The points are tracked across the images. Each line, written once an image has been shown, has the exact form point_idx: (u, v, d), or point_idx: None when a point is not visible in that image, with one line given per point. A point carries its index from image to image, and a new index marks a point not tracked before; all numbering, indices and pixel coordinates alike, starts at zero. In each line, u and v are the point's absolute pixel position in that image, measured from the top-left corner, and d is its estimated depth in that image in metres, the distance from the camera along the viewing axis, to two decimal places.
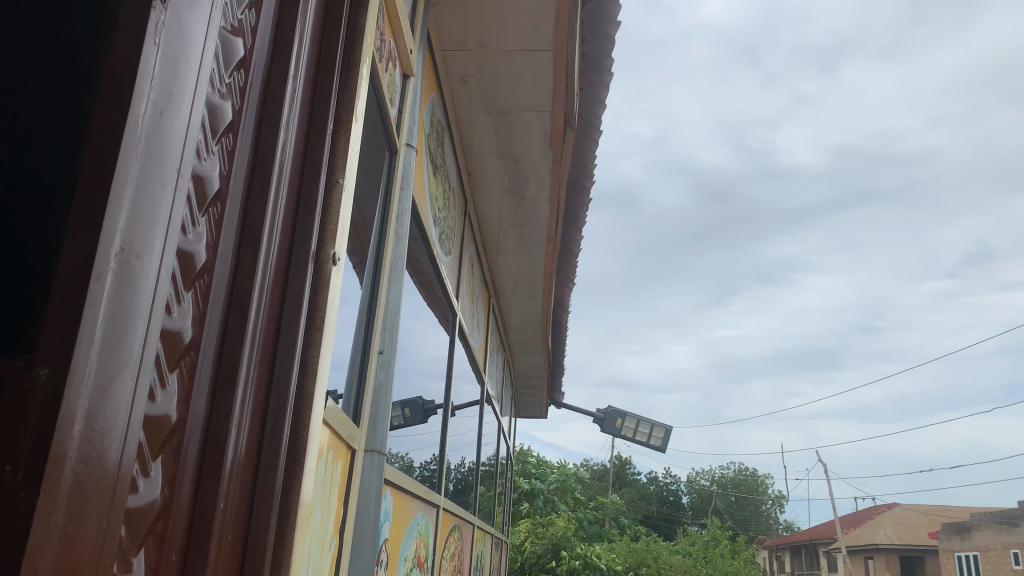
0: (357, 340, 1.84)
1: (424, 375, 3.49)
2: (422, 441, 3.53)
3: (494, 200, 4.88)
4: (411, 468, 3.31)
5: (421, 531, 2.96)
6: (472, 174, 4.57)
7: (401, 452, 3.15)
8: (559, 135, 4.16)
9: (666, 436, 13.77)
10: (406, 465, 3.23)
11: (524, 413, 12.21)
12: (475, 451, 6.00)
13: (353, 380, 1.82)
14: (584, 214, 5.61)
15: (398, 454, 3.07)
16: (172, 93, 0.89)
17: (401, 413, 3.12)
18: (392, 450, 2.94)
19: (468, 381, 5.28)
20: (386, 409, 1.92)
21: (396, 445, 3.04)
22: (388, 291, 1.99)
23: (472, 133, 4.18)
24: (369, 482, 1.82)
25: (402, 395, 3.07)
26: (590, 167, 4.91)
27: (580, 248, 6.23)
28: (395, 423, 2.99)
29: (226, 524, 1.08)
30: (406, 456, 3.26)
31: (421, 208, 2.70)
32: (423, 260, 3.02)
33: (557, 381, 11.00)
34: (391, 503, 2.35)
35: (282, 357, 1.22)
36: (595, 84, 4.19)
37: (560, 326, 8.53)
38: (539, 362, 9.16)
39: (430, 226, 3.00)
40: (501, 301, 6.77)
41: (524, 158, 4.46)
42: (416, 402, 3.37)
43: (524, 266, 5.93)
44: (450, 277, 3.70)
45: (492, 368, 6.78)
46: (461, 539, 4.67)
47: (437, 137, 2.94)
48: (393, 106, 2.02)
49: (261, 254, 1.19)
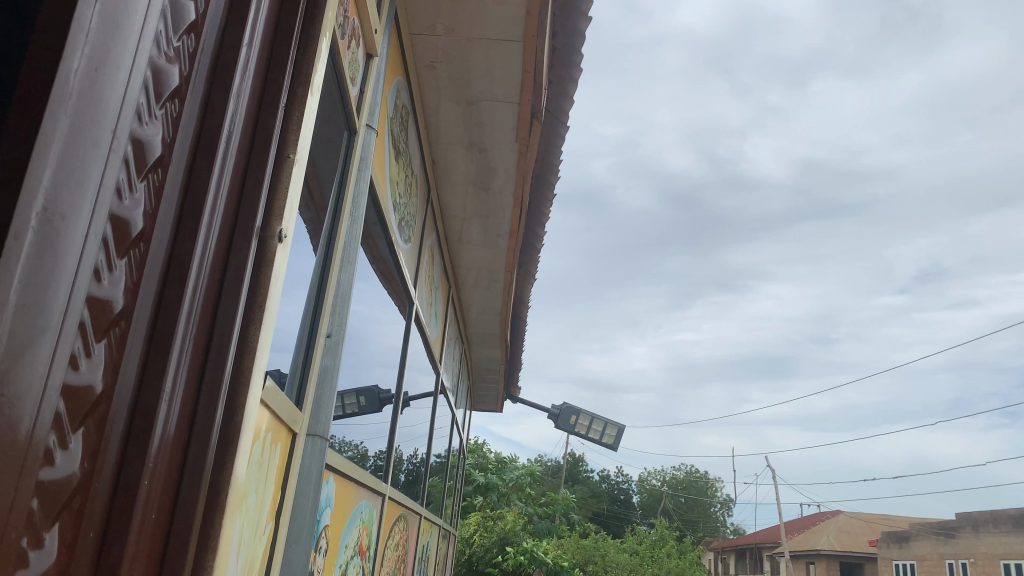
0: (303, 323, 1.80)
1: (381, 365, 3.44)
2: (375, 431, 3.49)
3: (458, 189, 4.84)
4: (364, 456, 3.29)
5: (364, 520, 2.94)
6: (436, 162, 4.54)
7: (355, 441, 3.11)
8: (526, 128, 4.14)
9: (619, 434, 13.89)
10: (360, 453, 3.19)
11: (481, 407, 12.21)
12: (427, 443, 5.94)
13: (297, 363, 1.79)
14: (547, 210, 5.61)
15: (351, 442, 3.04)
16: (109, 51, 0.85)
17: (356, 401, 3.07)
18: (343, 438, 2.90)
19: (423, 372, 5.23)
20: (331, 395, 1.88)
21: (348, 432, 2.98)
22: (337, 277, 1.94)
23: (439, 120, 4.14)
24: (309, 466, 1.79)
25: (357, 383, 3.02)
26: (556, 162, 4.90)
27: (542, 243, 6.23)
28: (349, 411, 2.95)
29: (150, 502, 1.05)
30: (360, 445, 3.23)
31: (379, 189, 2.65)
32: (380, 245, 2.96)
33: (514, 376, 11.02)
34: (334, 490, 2.33)
35: (221, 329, 1.19)
36: (564, 80, 4.17)
37: (519, 321, 8.53)
38: (495, 356, 9.15)
39: (390, 212, 2.96)
40: (460, 294, 6.75)
41: (491, 148, 4.43)
42: (372, 391, 3.33)
43: (485, 259, 5.90)
44: (408, 264, 3.65)
45: (448, 360, 6.74)
46: (407, 529, 4.66)
47: (400, 121, 2.90)
48: (354, 86, 1.98)
49: (204, 226, 1.15)
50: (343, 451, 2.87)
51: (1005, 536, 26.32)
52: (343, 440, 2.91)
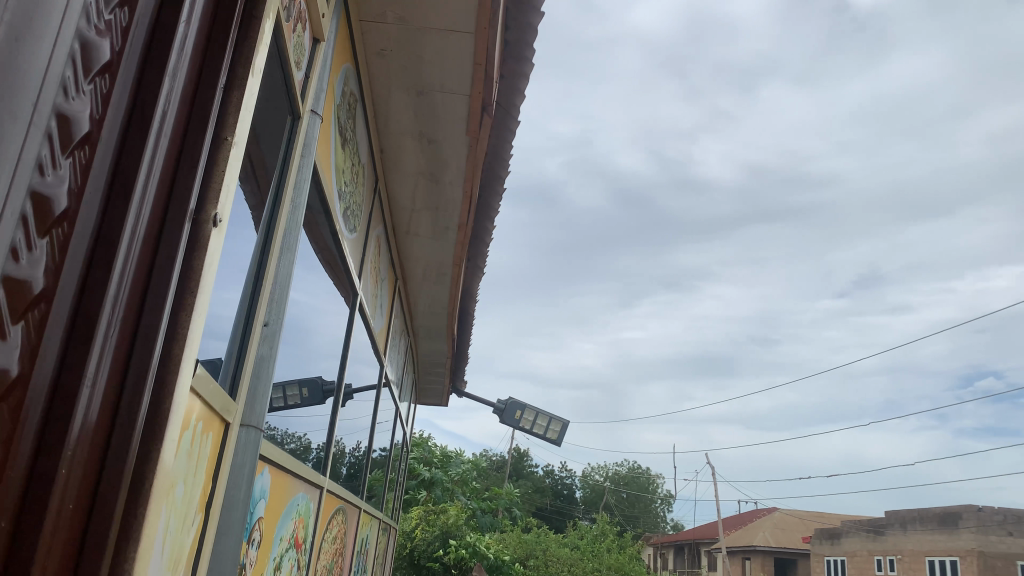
0: (240, 310, 1.76)
1: (326, 356, 3.39)
2: (318, 423, 3.44)
3: (407, 180, 4.79)
4: (307, 448, 3.24)
5: (300, 513, 2.89)
6: (384, 152, 4.48)
7: (298, 432, 3.06)
8: (476, 120, 4.12)
9: (563, 430, 14.00)
10: (302, 445, 3.14)
11: (426, 400, 12.15)
12: (368, 436, 5.86)
13: (232, 351, 1.74)
14: (497, 204, 5.60)
15: (294, 434, 2.99)
16: (30, 21, 0.82)
17: (299, 393, 3.01)
18: (285, 429, 2.85)
19: (367, 365, 5.18)
20: (266, 385, 1.84)
21: (291, 424, 2.92)
22: (276, 264, 1.91)
23: (388, 110, 4.09)
24: (242, 458, 1.75)
25: (301, 374, 2.96)
26: (507, 156, 4.89)
27: (490, 238, 6.22)
28: (291, 403, 2.90)
29: (68, 489, 1.01)
30: (304, 436, 3.18)
31: (324, 177, 2.61)
32: (323, 232, 2.91)
33: (461, 370, 10.99)
34: (268, 483, 2.28)
35: (149, 314, 1.15)
36: (515, 74, 4.17)
37: (467, 315, 8.52)
38: (442, 350, 9.12)
39: (334, 200, 2.91)
40: (408, 286, 6.70)
41: (441, 140, 4.40)
42: (315, 382, 3.28)
43: (433, 252, 5.87)
44: (352, 254, 3.59)
45: (393, 352, 6.68)
46: (345, 523, 4.60)
47: (348, 108, 2.86)
48: (299, 70, 1.94)
49: (133, 207, 1.11)
50: (284, 442, 2.82)
51: (930, 534, 27.33)
52: (285, 431, 2.86)
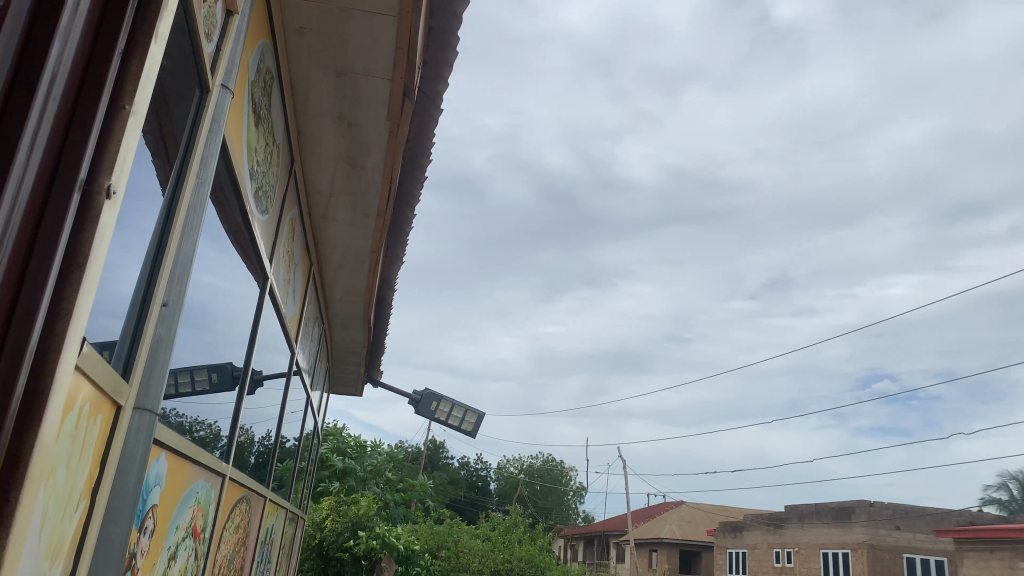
0: (137, 289, 1.69)
1: (235, 342, 3.29)
2: (226, 410, 3.34)
3: (326, 164, 4.69)
4: (214, 436, 3.15)
5: (199, 501, 2.80)
6: (302, 133, 4.37)
7: (205, 419, 2.97)
8: (397, 106, 4.07)
9: (478, 421, 13.98)
10: (209, 432, 3.05)
11: (340, 389, 11.96)
12: (277, 424, 5.71)
13: (127, 330, 1.67)
14: (417, 192, 5.56)
15: (201, 421, 2.89)
16: None
17: (207, 378, 2.91)
18: (191, 416, 2.75)
19: (277, 351, 5.05)
20: (162, 369, 1.78)
21: (200, 411, 2.85)
22: (178, 243, 1.84)
23: (307, 90, 4.00)
24: (134, 441, 1.68)
25: (209, 359, 2.86)
26: (428, 144, 4.86)
27: (410, 226, 6.16)
28: (199, 388, 2.80)
29: None
30: (212, 422, 3.09)
31: (234, 156, 2.52)
32: (233, 211, 2.81)
33: (377, 359, 10.88)
34: (164, 469, 2.20)
35: (31, 288, 1.09)
36: (439, 61, 4.14)
37: (384, 304, 8.43)
38: (358, 338, 9.00)
39: (245, 180, 2.83)
40: (324, 273, 6.58)
41: (362, 124, 4.33)
42: (224, 368, 3.17)
43: (351, 238, 5.77)
44: (264, 236, 3.49)
45: (305, 339, 6.53)
46: (248, 512, 4.48)
47: (263, 84, 2.77)
48: (209, 42, 1.87)
49: (11, 175, 1.04)
50: (191, 429, 2.74)
51: (826, 527, 28.61)
52: (193, 418, 2.79)
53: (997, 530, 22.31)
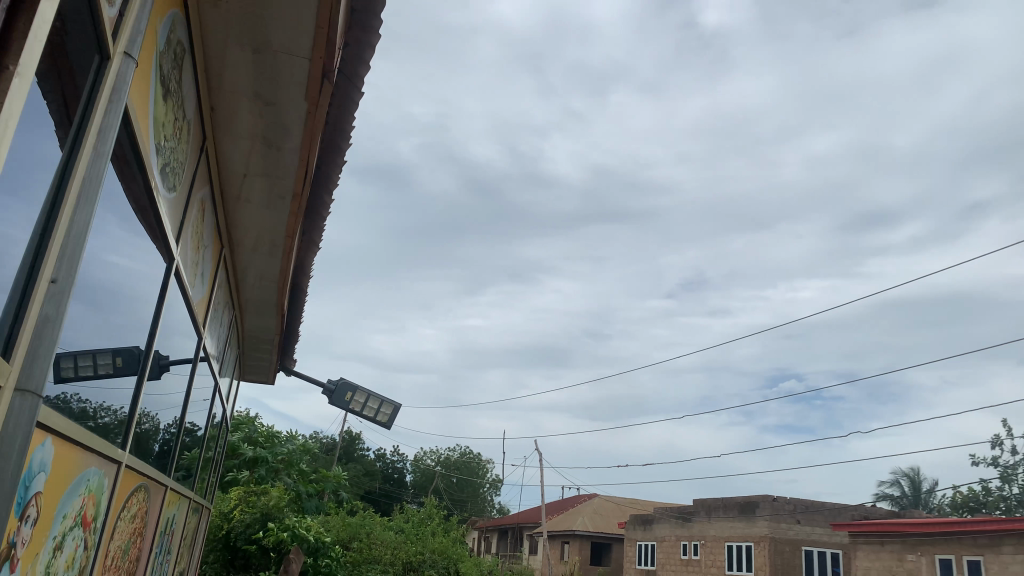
0: (22, 263, 1.59)
1: (141, 325, 3.16)
2: (129, 395, 3.21)
3: (240, 143, 4.56)
4: (116, 421, 3.02)
5: (91, 489, 2.68)
6: (216, 108, 4.22)
7: (108, 404, 2.85)
8: (316, 86, 3.99)
9: (393, 413, 13.87)
10: (111, 418, 2.93)
11: (251, 377, 11.66)
12: (182, 410, 5.51)
13: (11, 307, 1.58)
14: (336, 177, 5.46)
15: (102, 406, 2.77)
16: None
17: (112, 361, 2.78)
18: (93, 400, 2.64)
19: (184, 335, 4.87)
20: (48, 349, 1.68)
21: (103, 397, 2.74)
22: (70, 217, 1.74)
23: (222, 66, 3.86)
24: (15, 425, 1.58)
25: (114, 342, 2.74)
26: (348, 127, 4.77)
27: (327, 211, 6.05)
28: (102, 371, 2.68)
29: None
30: (114, 407, 2.97)
31: (139, 130, 2.42)
32: (139, 188, 2.70)
33: (290, 348, 10.65)
34: (52, 455, 2.09)
35: None
36: (361, 44, 4.07)
37: (299, 290, 8.25)
38: (270, 326, 8.80)
39: (151, 156, 2.71)
40: (235, 256, 6.38)
41: (279, 104, 4.22)
42: (130, 351, 3.04)
43: (265, 221, 5.62)
44: (171, 215, 3.36)
45: (214, 324, 6.34)
46: (147, 501, 4.31)
47: (173, 56, 2.67)
48: (111, 8, 1.78)
49: None
50: (93, 415, 2.63)
51: (731, 521, 29.62)
52: (97, 403, 2.71)
53: (888, 525, 23.60)
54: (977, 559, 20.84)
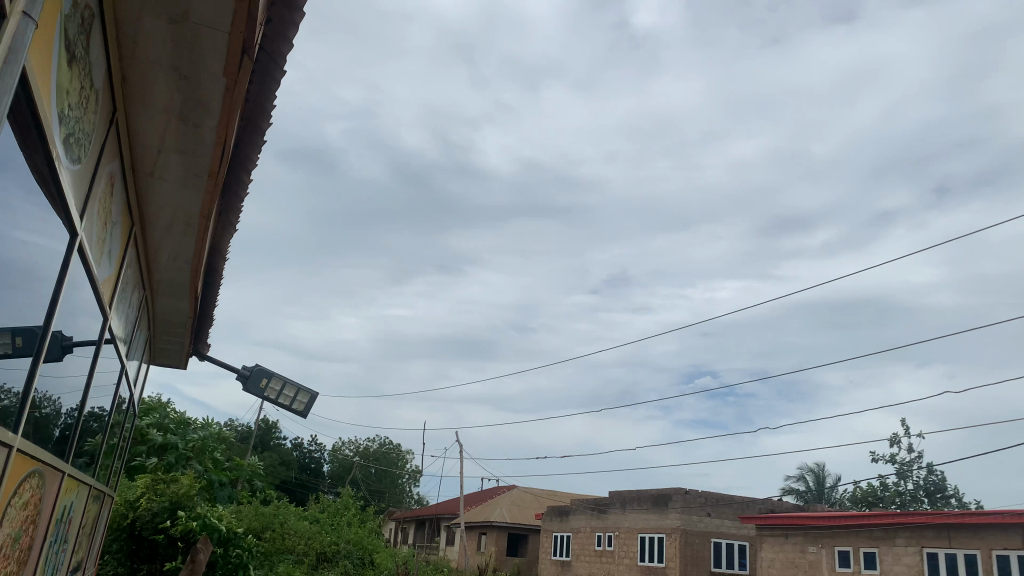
0: None
1: (42, 304, 3.00)
2: (23, 380, 3.04)
3: (154, 118, 4.39)
4: (10, 407, 2.87)
5: None
6: (128, 79, 4.05)
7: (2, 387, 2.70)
8: (236, 61, 3.88)
9: (310, 401, 13.58)
10: (7, 402, 2.78)
11: (161, 361, 11.27)
12: (84, 395, 5.26)
13: None
14: (255, 157, 5.32)
15: None
16: None
17: (9, 342, 2.63)
18: None
19: (88, 315, 4.66)
20: None
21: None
22: None
23: (136, 36, 3.71)
24: None
25: (11, 323, 2.59)
26: (269, 105, 4.65)
27: (245, 192, 5.89)
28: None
29: None
30: (10, 390, 2.82)
31: (41, 96, 2.30)
32: (40, 157, 2.56)
33: (203, 331, 10.34)
34: None
35: None
36: (284, 21, 3.98)
37: (213, 273, 8.02)
38: (183, 309, 8.51)
39: (54, 126, 2.57)
40: (147, 235, 6.15)
41: (196, 80, 4.07)
42: (28, 332, 2.89)
43: (179, 200, 5.43)
44: (75, 189, 3.20)
45: (122, 305, 6.09)
46: (41, 487, 4.10)
47: (80, 21, 2.55)
48: None
49: None
50: None
51: (644, 513, 30.18)
52: None
53: (792, 518, 24.60)
54: (872, 551, 21.99)
